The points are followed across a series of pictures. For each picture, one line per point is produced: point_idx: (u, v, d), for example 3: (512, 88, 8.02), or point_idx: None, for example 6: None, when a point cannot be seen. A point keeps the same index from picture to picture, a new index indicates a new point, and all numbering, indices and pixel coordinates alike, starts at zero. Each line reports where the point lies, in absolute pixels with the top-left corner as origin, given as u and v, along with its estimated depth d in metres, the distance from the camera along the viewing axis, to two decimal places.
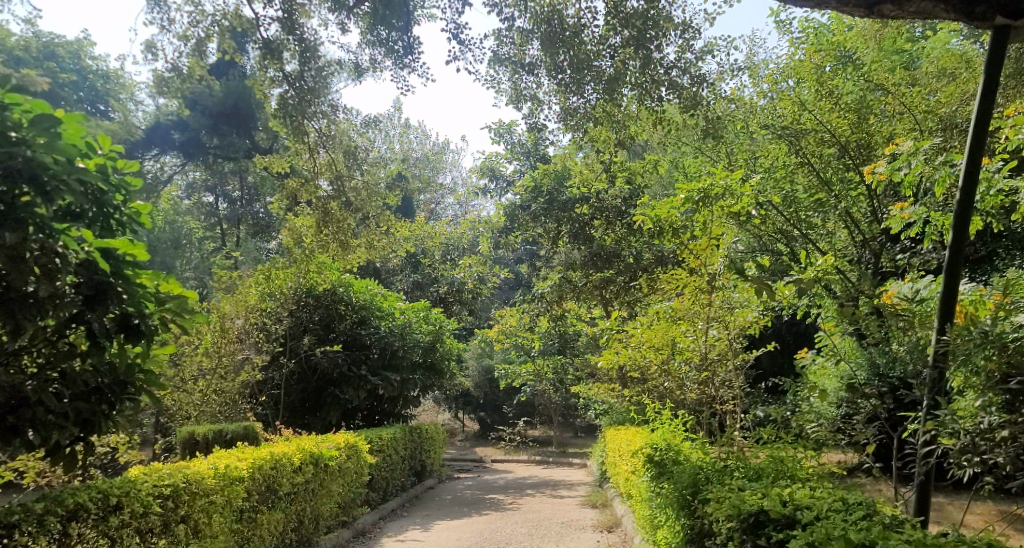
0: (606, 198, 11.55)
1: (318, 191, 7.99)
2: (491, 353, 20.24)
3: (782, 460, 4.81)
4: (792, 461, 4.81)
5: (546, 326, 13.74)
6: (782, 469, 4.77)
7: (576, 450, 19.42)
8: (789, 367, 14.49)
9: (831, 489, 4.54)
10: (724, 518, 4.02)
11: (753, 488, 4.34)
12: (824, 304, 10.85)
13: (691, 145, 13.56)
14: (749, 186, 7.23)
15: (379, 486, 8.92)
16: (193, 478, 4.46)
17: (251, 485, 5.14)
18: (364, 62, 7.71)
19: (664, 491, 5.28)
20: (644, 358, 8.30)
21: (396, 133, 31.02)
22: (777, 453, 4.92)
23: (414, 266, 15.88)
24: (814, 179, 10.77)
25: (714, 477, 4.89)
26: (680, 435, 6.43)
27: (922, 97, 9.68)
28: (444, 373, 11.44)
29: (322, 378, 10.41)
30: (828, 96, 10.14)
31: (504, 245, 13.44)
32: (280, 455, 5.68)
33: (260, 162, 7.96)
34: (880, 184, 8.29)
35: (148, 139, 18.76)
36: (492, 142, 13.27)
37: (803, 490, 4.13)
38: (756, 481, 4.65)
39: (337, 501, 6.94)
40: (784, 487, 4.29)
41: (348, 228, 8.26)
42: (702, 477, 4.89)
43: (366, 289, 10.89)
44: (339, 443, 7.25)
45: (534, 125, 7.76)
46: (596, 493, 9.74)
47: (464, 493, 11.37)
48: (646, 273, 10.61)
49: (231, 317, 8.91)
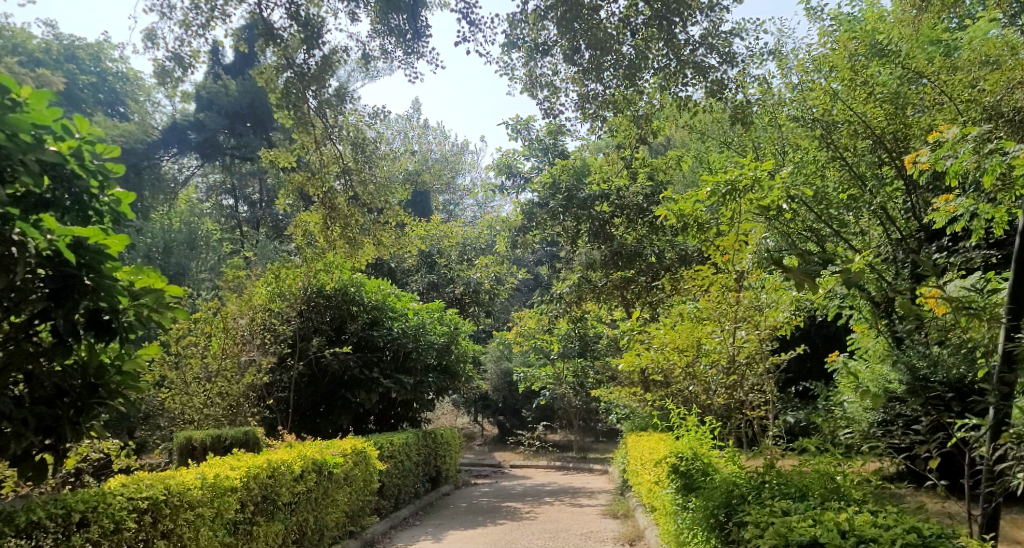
0: (627, 195, 11.14)
1: (327, 186, 7.65)
2: (510, 356, 19.87)
3: (827, 474, 4.37)
4: (837, 475, 4.36)
5: (566, 328, 13.31)
6: (827, 485, 4.33)
7: (597, 456, 18.95)
8: (819, 371, 13.97)
9: (882, 506, 4.10)
10: (768, 546, 3.62)
11: (799, 511, 3.92)
12: (856, 304, 10.38)
13: (714, 141, 13.08)
14: (780, 178, 6.81)
15: (391, 494, 8.57)
16: (176, 490, 4.12)
17: (244, 495, 4.80)
18: (373, 52, 7.32)
19: (694, 507, 4.86)
20: (668, 360, 7.80)
21: (415, 134, 30.76)
22: (823, 468, 4.48)
23: (429, 265, 15.54)
24: (846, 174, 10.42)
25: (751, 495, 4.46)
26: (708, 443, 5.99)
27: (966, 84, 8.85)
28: (459, 376, 11.09)
29: (333, 380, 10.09)
30: (863, 86, 9.81)
31: (522, 244, 13.03)
32: (279, 461, 5.33)
33: (267, 155, 7.54)
34: (920, 175, 7.82)
35: (166, 140, 18.18)
36: (509, 138, 12.94)
37: (861, 517, 3.69)
38: (802, 502, 4.22)
39: (343, 510, 6.58)
40: (834, 511, 3.86)
41: (358, 225, 7.94)
42: (738, 495, 4.47)
43: (379, 289, 10.59)
44: (345, 450, 6.89)
45: (549, 112, 7.33)
46: (617, 503, 9.32)
47: (480, 500, 10.97)
48: (669, 273, 10.20)
49: (236, 317, 8.62)
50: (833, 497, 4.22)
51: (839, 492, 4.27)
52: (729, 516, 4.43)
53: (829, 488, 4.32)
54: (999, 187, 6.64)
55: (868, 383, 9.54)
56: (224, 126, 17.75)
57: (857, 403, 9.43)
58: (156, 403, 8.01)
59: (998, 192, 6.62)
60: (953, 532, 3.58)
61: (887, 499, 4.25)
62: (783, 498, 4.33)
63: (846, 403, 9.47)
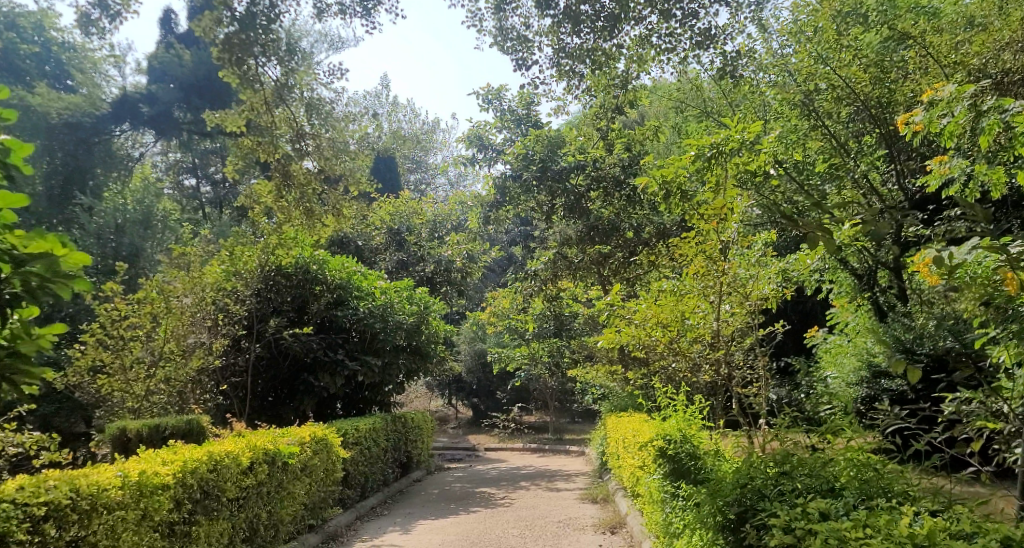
0: (605, 166, 10.75)
1: (279, 150, 7.00)
2: (483, 337, 19.39)
3: (858, 461, 3.96)
4: (852, 461, 3.97)
5: (540, 308, 12.75)
6: (859, 475, 3.90)
7: (573, 437, 18.55)
8: (799, 348, 13.66)
9: (914, 498, 3.68)
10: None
11: (844, 515, 3.47)
12: (838, 276, 10.08)
13: (694, 111, 12.59)
14: (767, 142, 6.52)
15: (357, 483, 8.06)
16: (88, 492, 3.57)
17: (180, 492, 4.25)
18: (329, 7, 6.74)
19: (694, 501, 4.43)
20: (650, 337, 7.07)
21: (384, 111, 29.96)
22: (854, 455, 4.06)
23: (398, 243, 14.72)
24: (829, 143, 10.03)
25: (769, 490, 4.04)
26: (697, 425, 5.53)
27: (952, 45, 8.35)
28: (431, 357, 10.58)
29: (294, 364, 9.42)
30: (847, 49, 9.41)
31: (494, 220, 12.44)
32: (222, 453, 4.76)
33: (211, 119, 6.85)
34: (914, 138, 7.42)
35: (118, 115, 17.22)
36: (480, 109, 12.33)
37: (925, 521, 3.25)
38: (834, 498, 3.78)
39: (301, 503, 6.04)
40: (884, 514, 3.42)
41: (314, 195, 7.33)
42: (752, 490, 4.05)
43: (343, 266, 9.95)
44: (305, 438, 6.33)
45: (520, 64, 6.76)
46: (597, 487, 8.87)
47: (453, 486, 10.45)
48: (648, 247, 9.71)
49: (179, 296, 7.98)
50: (863, 492, 3.82)
51: (865, 482, 3.88)
52: (743, 515, 4.01)
53: (860, 479, 3.91)
54: (998, 144, 6.25)
55: (852, 357, 9.19)
56: (179, 98, 17.03)
57: (843, 379, 9.09)
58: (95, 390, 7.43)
59: (999, 152, 6.24)
60: (1013, 532, 3.15)
61: (903, 483, 3.85)
62: (807, 492, 3.92)
63: (831, 379, 9.11)
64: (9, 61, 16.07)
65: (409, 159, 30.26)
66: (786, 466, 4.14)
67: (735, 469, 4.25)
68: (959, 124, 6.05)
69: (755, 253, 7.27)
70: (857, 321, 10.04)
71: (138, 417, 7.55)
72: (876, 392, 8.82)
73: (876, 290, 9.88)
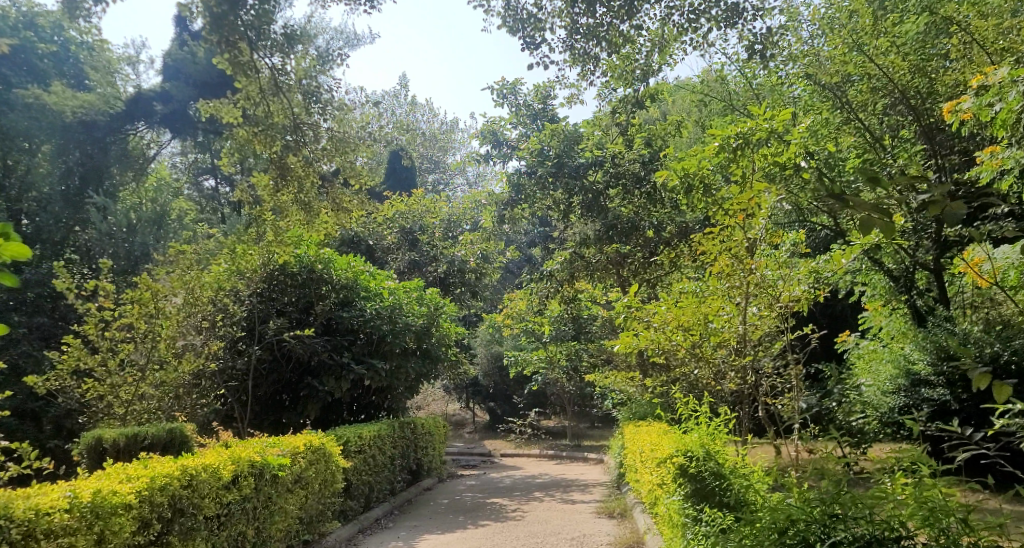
0: (624, 162, 10.43)
1: (277, 143, 6.53)
2: (500, 340, 18.99)
3: (936, 506, 3.31)
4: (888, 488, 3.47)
5: (557, 310, 12.26)
6: (938, 525, 3.28)
7: (592, 444, 18.01)
8: (828, 354, 13.06)
9: None
10: None
11: None
12: (868, 276, 9.56)
13: (717, 104, 12.10)
14: (796, 130, 6.50)
15: (360, 493, 7.66)
16: (25, 518, 3.32)
17: (145, 512, 3.97)
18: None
19: (724, 537, 3.94)
20: (670, 341, 6.59)
21: (402, 111, 29.72)
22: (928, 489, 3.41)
23: (411, 242, 14.38)
24: (862, 139, 9.49)
25: (817, 540, 3.45)
26: (723, 440, 5.05)
27: (998, 31, 7.73)
28: (441, 360, 10.14)
29: (299, 367, 9.03)
30: (886, 35, 8.90)
31: (509, 219, 11.95)
32: (199, 467, 4.45)
33: (205, 109, 6.42)
34: (961, 126, 7.01)
35: (132, 113, 16.67)
36: (495, 103, 11.91)
37: None
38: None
39: (293, 519, 5.66)
40: None
41: (312, 188, 6.91)
42: (794, 538, 3.50)
43: (350, 266, 9.58)
44: (301, 447, 5.96)
45: (530, 44, 6.58)
46: (614, 500, 8.39)
47: (463, 496, 10.01)
48: (670, 247, 9.24)
49: (168, 295, 7.63)
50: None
51: (932, 527, 3.29)
52: None
53: (937, 528, 3.27)
54: None
55: (887, 364, 8.59)
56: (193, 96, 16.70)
57: (877, 388, 8.49)
58: (84, 394, 7.13)
59: None
60: None
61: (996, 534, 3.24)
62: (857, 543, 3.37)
63: (864, 388, 8.56)
64: (26, 61, 15.09)
65: (426, 158, 29.87)
66: (837, 509, 3.51)
67: (769, 507, 3.69)
68: (1011, 112, 5.57)
69: (783, 254, 6.68)
70: (891, 325, 9.47)
71: (126, 424, 7.24)
72: (915, 401, 8.20)
73: (912, 293, 9.32)
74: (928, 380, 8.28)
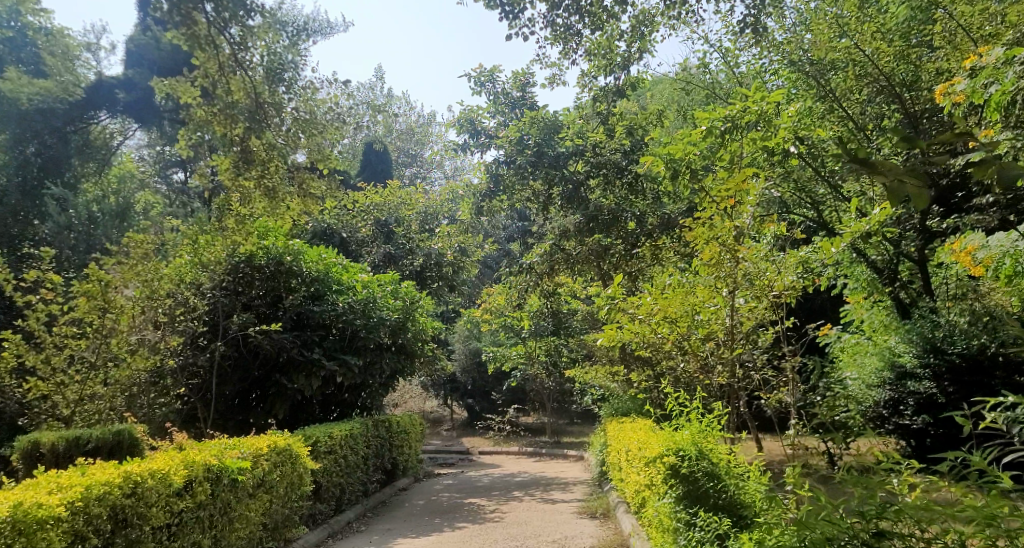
0: (605, 152, 9.99)
1: (236, 126, 6.13)
2: (479, 335, 18.64)
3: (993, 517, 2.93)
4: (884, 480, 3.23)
5: (536, 304, 11.91)
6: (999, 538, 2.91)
7: (572, 441, 17.71)
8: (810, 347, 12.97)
9: None
10: None
11: None
12: (854, 268, 9.32)
13: (700, 92, 11.83)
14: (786, 113, 6.28)
15: (331, 496, 7.29)
16: None
17: (79, 524, 3.68)
18: None
19: None
20: (656, 334, 6.30)
21: (378, 103, 29.24)
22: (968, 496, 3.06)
23: (386, 235, 13.94)
24: (848, 126, 9.24)
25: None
26: (716, 437, 4.76)
27: (984, 16, 7.53)
28: (417, 356, 9.76)
29: (267, 364, 8.61)
30: (871, 19, 8.69)
31: (487, 211, 11.61)
32: (144, 473, 4.15)
33: (159, 87, 6.02)
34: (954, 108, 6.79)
35: (93, 100, 15.99)
36: (471, 91, 11.57)
37: None
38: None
39: (255, 526, 5.31)
40: None
41: (276, 174, 6.54)
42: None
43: (321, 258, 9.18)
44: (265, 448, 5.60)
45: (509, 13, 6.46)
46: (597, 500, 8.08)
47: (440, 496, 9.64)
48: (651, 237, 8.95)
49: (120, 287, 7.21)
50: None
51: (992, 544, 2.90)
52: None
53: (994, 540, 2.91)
54: None
55: (873, 356, 8.38)
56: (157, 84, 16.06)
57: (862, 380, 8.28)
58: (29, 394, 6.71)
59: None
60: None
61: None
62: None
63: (850, 381, 8.37)
64: None
65: (402, 152, 29.41)
66: (881, 525, 3.13)
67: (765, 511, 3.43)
68: (1005, 94, 5.35)
69: (771, 243, 6.39)
70: (872, 318, 9.27)
71: (71, 425, 6.99)
72: (901, 395, 7.99)
73: (897, 286, 9.00)
74: (914, 373, 7.96)
